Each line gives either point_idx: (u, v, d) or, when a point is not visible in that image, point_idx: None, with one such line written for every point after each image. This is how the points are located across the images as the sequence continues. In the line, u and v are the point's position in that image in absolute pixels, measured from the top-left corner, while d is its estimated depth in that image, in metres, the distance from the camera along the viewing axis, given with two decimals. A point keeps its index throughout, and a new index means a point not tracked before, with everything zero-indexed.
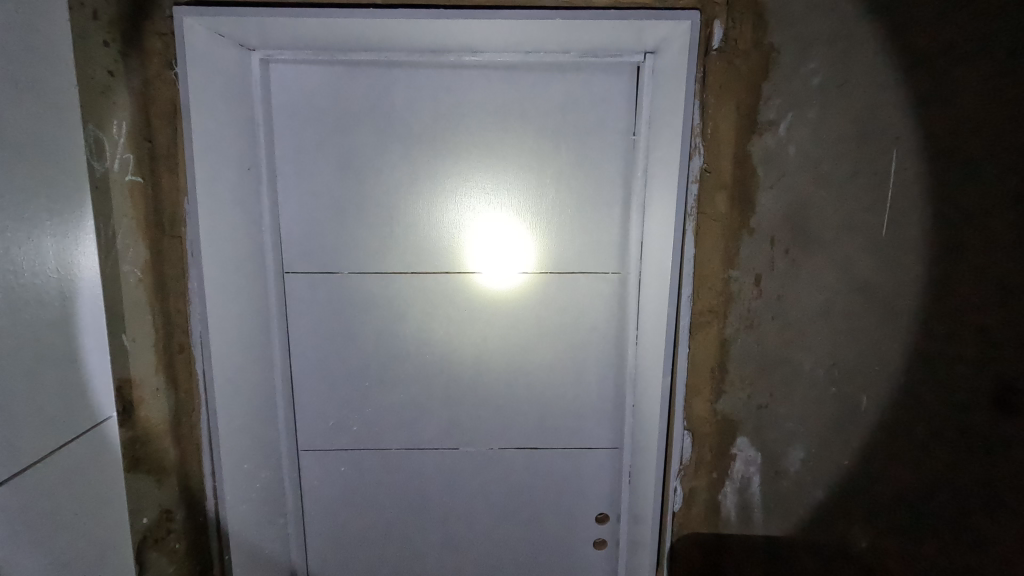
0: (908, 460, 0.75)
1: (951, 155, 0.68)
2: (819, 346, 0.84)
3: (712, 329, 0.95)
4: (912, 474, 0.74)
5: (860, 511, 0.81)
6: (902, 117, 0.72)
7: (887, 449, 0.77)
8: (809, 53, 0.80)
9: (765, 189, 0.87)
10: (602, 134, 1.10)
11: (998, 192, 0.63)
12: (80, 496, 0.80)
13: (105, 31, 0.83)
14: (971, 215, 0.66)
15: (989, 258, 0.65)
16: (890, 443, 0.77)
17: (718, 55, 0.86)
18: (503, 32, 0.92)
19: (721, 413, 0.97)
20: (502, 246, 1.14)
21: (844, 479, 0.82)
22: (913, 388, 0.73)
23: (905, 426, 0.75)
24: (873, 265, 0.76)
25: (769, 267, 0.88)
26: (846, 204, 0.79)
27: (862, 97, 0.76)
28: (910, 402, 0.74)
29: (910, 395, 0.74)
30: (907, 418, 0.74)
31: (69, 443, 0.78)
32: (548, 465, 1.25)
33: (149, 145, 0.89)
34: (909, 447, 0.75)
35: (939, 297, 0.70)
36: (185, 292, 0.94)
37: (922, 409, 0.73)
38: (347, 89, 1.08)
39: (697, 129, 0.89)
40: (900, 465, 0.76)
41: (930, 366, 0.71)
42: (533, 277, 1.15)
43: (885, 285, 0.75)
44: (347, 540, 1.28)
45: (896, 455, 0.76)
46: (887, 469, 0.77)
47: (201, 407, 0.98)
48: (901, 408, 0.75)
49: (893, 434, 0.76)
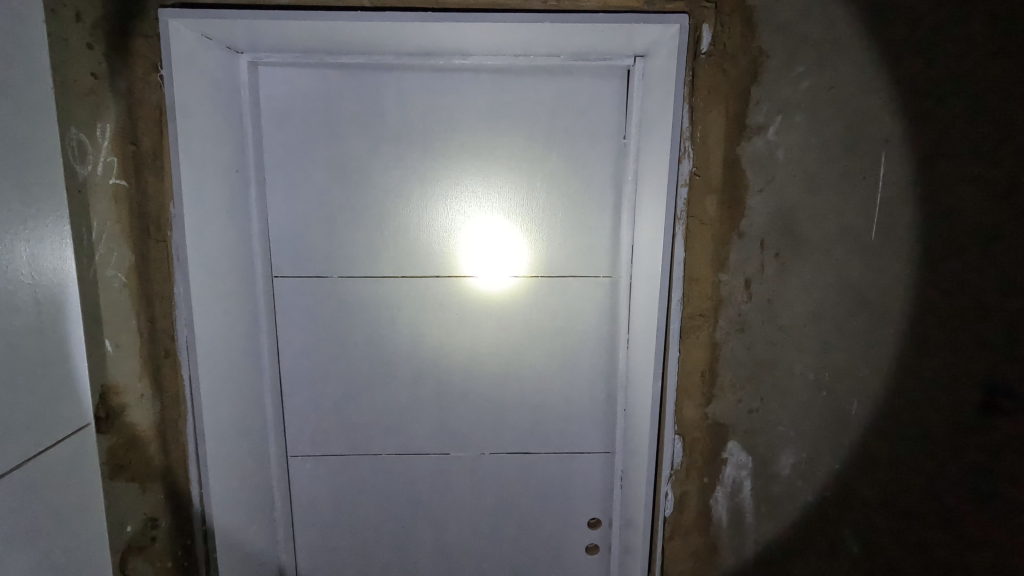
0: (903, 440, 0.81)
1: (937, 173, 0.76)
2: (810, 348, 0.85)
3: (702, 333, 0.91)
4: (893, 454, 0.82)
5: (850, 501, 0.86)
6: (890, 128, 0.77)
7: (878, 437, 0.83)
8: (798, 58, 0.80)
9: (755, 191, 0.85)
10: (593, 139, 1.10)
11: (970, 210, 0.75)
12: (52, 506, 0.80)
13: (87, 34, 0.83)
14: (957, 227, 0.75)
15: (972, 268, 0.75)
16: (881, 431, 0.82)
17: (706, 58, 0.84)
18: (492, 34, 0.91)
19: (712, 418, 0.93)
20: (494, 246, 1.13)
21: (834, 470, 0.86)
22: (905, 379, 0.80)
23: (900, 413, 0.81)
24: (850, 271, 0.81)
25: (759, 272, 0.86)
26: (837, 211, 0.81)
27: (850, 112, 0.79)
28: (907, 391, 0.80)
29: (907, 386, 0.80)
30: (902, 402, 0.81)
31: (38, 456, 0.78)
32: (539, 470, 1.24)
33: (133, 149, 0.86)
34: (908, 430, 0.81)
35: (929, 305, 0.78)
36: (171, 293, 0.91)
37: (906, 392, 0.80)
38: (336, 92, 1.07)
39: (686, 133, 0.86)
40: (886, 447, 0.82)
41: (923, 355, 0.79)
42: (522, 279, 1.14)
43: (869, 293, 0.81)
44: (337, 544, 1.26)
45: (888, 438, 0.82)
46: (879, 455, 0.83)
47: (186, 412, 0.94)
48: (899, 397, 0.81)
49: (885, 421, 0.82)
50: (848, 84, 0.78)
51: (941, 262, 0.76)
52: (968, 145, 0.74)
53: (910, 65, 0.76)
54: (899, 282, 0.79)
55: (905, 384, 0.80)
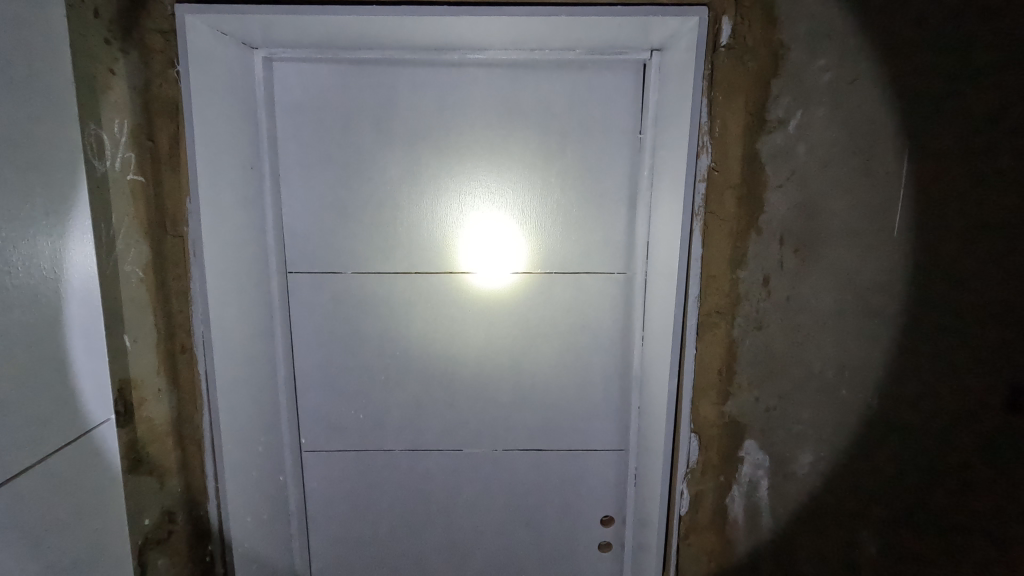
0: (902, 438, 0.76)
1: (934, 171, 0.71)
2: (829, 347, 0.82)
3: (720, 331, 0.93)
4: (906, 454, 0.76)
5: (866, 515, 0.81)
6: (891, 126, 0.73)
7: (883, 446, 0.78)
8: (820, 50, 0.78)
9: (774, 187, 0.85)
10: (608, 134, 1.09)
11: (977, 205, 0.68)
12: (73, 501, 0.79)
13: (106, 28, 0.83)
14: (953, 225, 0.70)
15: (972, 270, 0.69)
16: (889, 440, 0.77)
17: (725, 51, 0.85)
18: (507, 28, 0.91)
19: (730, 416, 0.95)
20: (499, 245, 1.13)
21: (840, 478, 0.83)
22: (896, 372, 0.76)
23: (897, 410, 0.76)
24: (861, 267, 0.78)
25: (778, 267, 0.86)
26: (857, 204, 0.77)
27: (871, 101, 0.75)
28: (901, 383, 0.76)
29: (901, 379, 0.76)
30: (901, 396, 0.76)
31: (61, 451, 0.78)
32: (551, 467, 1.23)
33: (150, 145, 0.89)
34: (904, 429, 0.76)
35: (925, 307, 0.73)
36: (186, 292, 0.93)
37: (908, 388, 0.75)
38: (350, 87, 1.07)
39: (705, 127, 0.87)
40: (895, 445, 0.77)
41: (919, 354, 0.74)
42: (525, 277, 1.14)
43: (880, 287, 0.76)
44: (350, 541, 1.27)
45: (888, 437, 0.78)
46: (881, 466, 0.78)
47: (202, 409, 0.97)
48: (895, 390, 0.76)
49: (893, 430, 0.77)
50: (864, 79, 0.75)
51: (945, 259, 0.71)
52: (971, 143, 0.68)
53: (907, 54, 0.71)
54: (899, 278, 0.74)
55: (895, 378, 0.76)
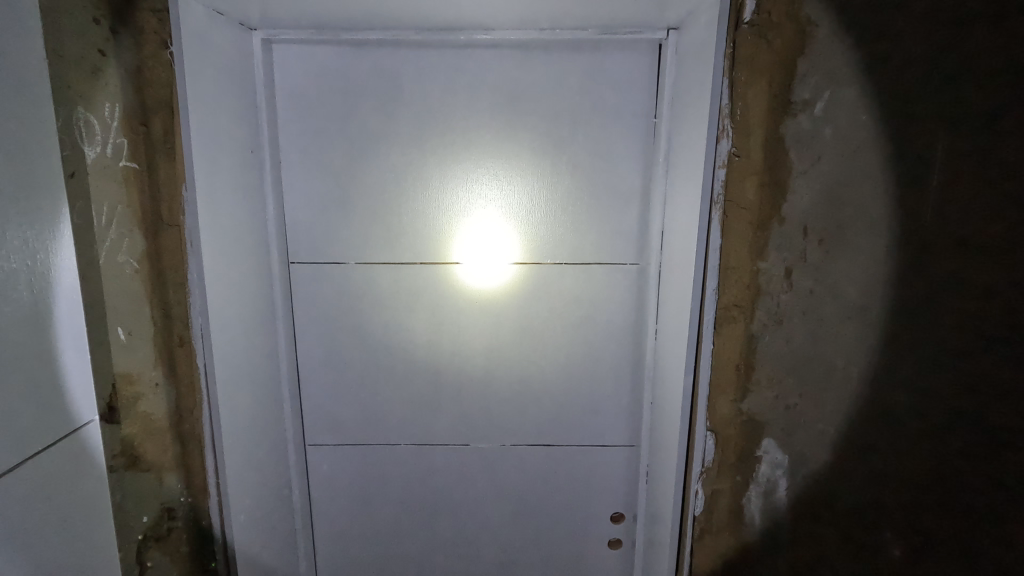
0: (891, 445, 0.69)
1: (919, 139, 0.65)
2: (853, 344, 0.73)
3: (737, 326, 0.88)
4: (895, 457, 0.69)
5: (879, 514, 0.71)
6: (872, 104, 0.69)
7: (883, 429, 0.70)
8: (848, 26, 0.70)
9: (799, 173, 0.78)
10: (621, 119, 1.04)
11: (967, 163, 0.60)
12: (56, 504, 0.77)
13: (94, 7, 0.79)
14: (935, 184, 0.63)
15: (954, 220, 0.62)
16: (885, 423, 0.70)
17: (749, 27, 0.79)
18: (515, 6, 0.87)
19: (746, 414, 0.88)
20: (500, 237, 1.09)
21: (849, 462, 0.75)
22: (889, 380, 0.69)
23: (886, 416, 0.70)
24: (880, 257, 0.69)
25: (802, 258, 0.79)
26: (872, 189, 0.70)
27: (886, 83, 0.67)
28: (893, 387, 0.69)
29: (893, 381, 0.69)
30: (892, 394, 0.69)
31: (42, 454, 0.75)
32: (560, 463, 1.20)
33: (144, 130, 0.85)
34: (895, 428, 0.69)
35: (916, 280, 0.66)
36: (184, 283, 0.89)
37: (899, 395, 0.68)
38: (352, 71, 1.03)
39: (725, 110, 0.82)
40: (884, 451, 0.70)
41: (904, 334, 0.67)
42: (523, 268, 1.10)
43: (890, 284, 0.68)
44: (355, 537, 1.24)
45: (885, 450, 0.70)
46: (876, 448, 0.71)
47: (202, 404, 0.93)
48: (886, 391, 0.70)
49: (890, 416, 0.69)
50: (890, 61, 0.67)
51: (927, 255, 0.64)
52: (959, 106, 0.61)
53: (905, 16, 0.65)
54: (894, 277, 0.68)
55: (888, 389, 0.69)
